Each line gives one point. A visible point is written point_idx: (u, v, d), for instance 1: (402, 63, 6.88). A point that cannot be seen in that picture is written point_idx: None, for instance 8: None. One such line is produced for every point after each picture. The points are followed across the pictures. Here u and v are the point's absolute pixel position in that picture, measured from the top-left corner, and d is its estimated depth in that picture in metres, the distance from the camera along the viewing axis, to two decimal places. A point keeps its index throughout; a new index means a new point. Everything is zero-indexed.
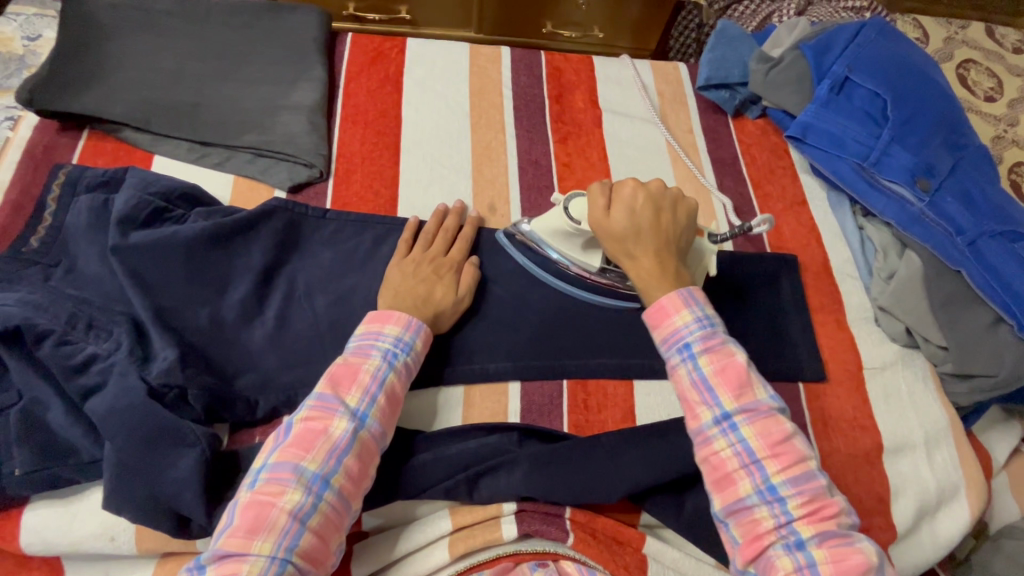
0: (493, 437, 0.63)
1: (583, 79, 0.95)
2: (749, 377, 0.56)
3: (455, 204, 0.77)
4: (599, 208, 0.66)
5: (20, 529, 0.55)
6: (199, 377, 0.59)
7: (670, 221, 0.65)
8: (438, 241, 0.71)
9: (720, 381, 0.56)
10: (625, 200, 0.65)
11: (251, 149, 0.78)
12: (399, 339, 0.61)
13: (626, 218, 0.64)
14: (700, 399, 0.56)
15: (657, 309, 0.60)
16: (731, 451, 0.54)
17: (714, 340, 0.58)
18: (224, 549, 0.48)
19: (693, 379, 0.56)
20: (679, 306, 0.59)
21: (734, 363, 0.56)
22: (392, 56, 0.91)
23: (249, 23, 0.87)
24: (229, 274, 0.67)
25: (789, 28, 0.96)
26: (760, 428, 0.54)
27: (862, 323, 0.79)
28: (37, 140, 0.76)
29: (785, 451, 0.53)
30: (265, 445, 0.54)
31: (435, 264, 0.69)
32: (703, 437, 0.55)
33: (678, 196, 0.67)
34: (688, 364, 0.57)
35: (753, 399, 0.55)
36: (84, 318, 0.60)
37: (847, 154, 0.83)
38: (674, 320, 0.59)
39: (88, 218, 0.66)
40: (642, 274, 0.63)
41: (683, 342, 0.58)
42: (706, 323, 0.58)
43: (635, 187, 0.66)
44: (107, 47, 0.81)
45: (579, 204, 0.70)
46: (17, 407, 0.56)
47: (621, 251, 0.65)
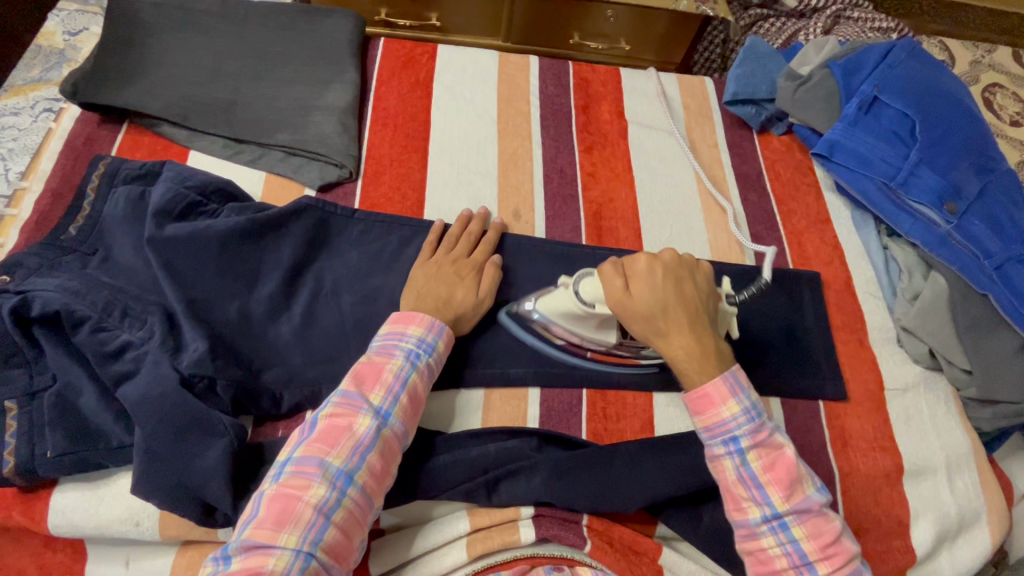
0: (513, 441, 0.63)
1: (610, 90, 0.96)
2: (799, 471, 0.56)
3: (479, 210, 0.77)
4: (616, 288, 0.61)
5: (48, 510, 0.56)
6: (228, 368, 0.60)
7: (694, 291, 0.61)
8: (461, 244, 0.72)
9: (769, 478, 0.55)
10: (644, 276, 0.61)
11: (284, 147, 0.79)
12: (422, 340, 0.61)
13: (649, 295, 0.60)
14: (748, 495, 0.56)
15: (701, 396, 0.58)
16: (779, 550, 0.54)
17: (763, 433, 0.56)
18: (252, 541, 0.48)
19: (740, 475, 0.56)
20: (726, 396, 0.57)
21: (783, 459, 0.56)
22: (423, 62, 0.93)
23: (286, 25, 0.89)
24: (259, 269, 0.68)
25: (818, 45, 0.96)
26: (810, 528, 0.54)
27: (884, 343, 0.79)
28: (79, 132, 0.78)
29: (837, 552, 0.53)
30: (291, 439, 0.55)
31: (456, 265, 0.70)
32: (749, 532, 0.56)
33: (695, 263, 0.63)
34: (735, 458, 0.56)
35: (803, 496, 0.55)
36: (120, 306, 0.61)
37: (873, 173, 0.83)
38: (720, 411, 0.57)
39: (126, 209, 0.68)
40: (676, 352, 0.60)
41: (730, 435, 0.56)
42: (753, 415, 0.57)
43: (649, 259, 0.61)
44: (150, 43, 0.83)
45: (588, 285, 0.64)
46: (51, 390, 0.57)
47: (649, 329, 0.60)
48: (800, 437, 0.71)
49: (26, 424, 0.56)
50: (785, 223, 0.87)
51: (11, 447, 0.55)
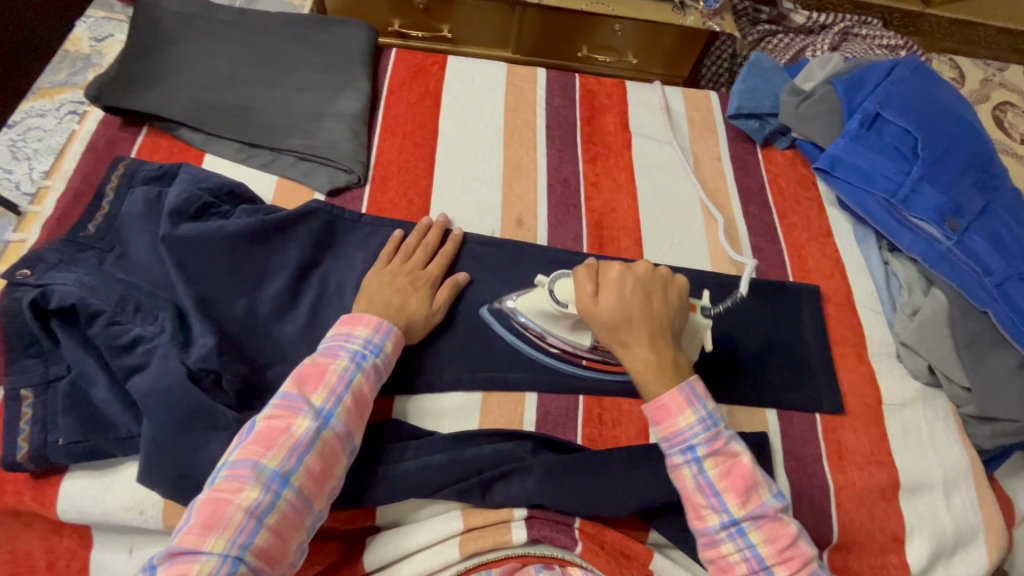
0: (508, 444, 0.64)
1: (615, 102, 0.97)
2: (755, 478, 0.57)
3: (439, 217, 0.78)
4: (587, 295, 0.63)
5: (58, 496, 0.58)
6: (234, 364, 0.62)
7: (661, 305, 0.63)
8: (417, 255, 0.73)
9: (726, 485, 0.56)
10: (613, 285, 0.63)
11: (295, 152, 0.82)
12: (369, 341, 0.63)
13: (615, 306, 0.62)
14: (706, 502, 0.57)
15: (659, 406, 0.59)
16: (739, 556, 0.55)
17: (719, 441, 0.58)
18: (178, 548, 0.48)
19: (698, 482, 0.57)
20: (682, 406, 0.59)
21: (739, 466, 0.57)
22: (433, 72, 0.95)
23: (301, 35, 0.92)
24: (267, 270, 0.70)
25: (822, 63, 0.98)
26: (767, 533, 0.55)
27: (883, 358, 0.79)
28: (101, 134, 0.81)
29: (793, 556, 0.54)
30: (230, 443, 0.56)
31: (411, 276, 0.71)
32: (710, 540, 0.56)
33: (667, 278, 0.65)
34: (692, 466, 0.57)
35: (760, 501, 0.57)
36: (133, 302, 0.63)
37: (875, 189, 0.84)
38: (677, 421, 0.58)
39: (143, 209, 0.71)
40: (636, 362, 0.62)
41: (687, 444, 0.58)
42: (709, 423, 0.58)
43: (621, 270, 0.64)
44: (171, 51, 0.86)
45: (564, 285, 0.66)
46: (65, 380, 0.59)
47: (613, 338, 0.63)
48: (796, 449, 0.71)
49: (41, 413, 0.58)
50: (786, 236, 0.88)
51: (26, 433, 0.57)
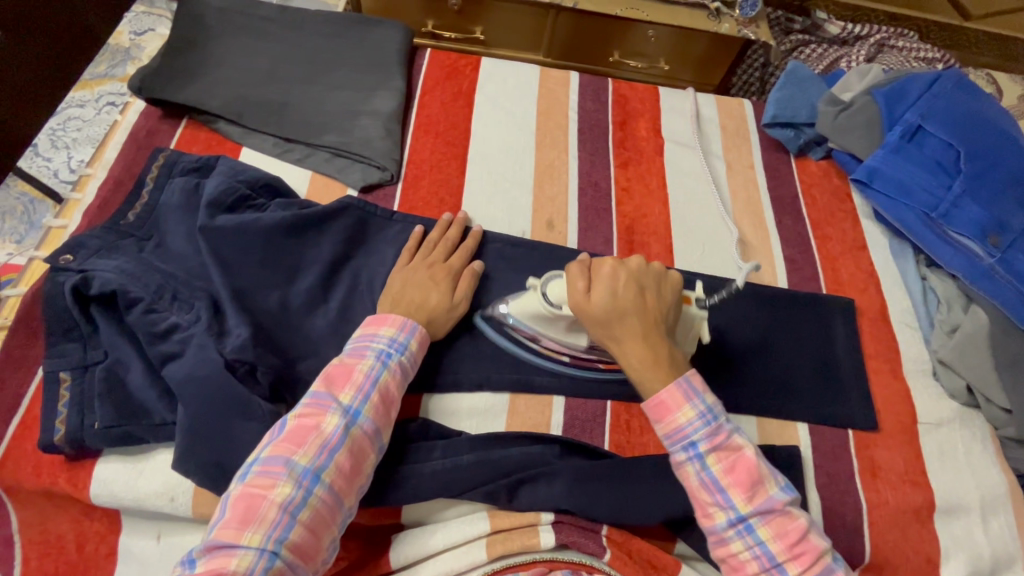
0: (536, 447, 0.64)
1: (648, 108, 0.97)
2: (760, 471, 0.55)
3: (459, 214, 0.78)
4: (578, 291, 0.62)
5: (91, 479, 0.58)
6: (268, 356, 0.62)
7: (654, 301, 0.62)
8: (438, 249, 0.73)
9: (732, 481, 0.55)
10: (606, 281, 0.62)
11: (330, 148, 0.83)
12: (394, 339, 0.62)
13: (607, 301, 0.60)
14: (713, 500, 0.55)
15: (657, 403, 0.57)
16: (749, 554, 0.54)
17: (720, 435, 0.56)
18: (217, 541, 0.49)
19: (703, 480, 0.55)
20: (681, 402, 0.57)
21: (743, 461, 0.55)
22: (466, 73, 0.96)
23: (339, 33, 0.93)
24: (300, 263, 0.70)
25: (861, 73, 0.96)
26: (776, 528, 0.54)
27: (918, 375, 0.77)
28: (142, 124, 0.82)
29: (804, 551, 0.53)
30: (261, 439, 0.56)
31: (431, 270, 0.70)
32: (719, 538, 0.55)
33: (660, 272, 0.64)
34: (696, 463, 0.56)
35: (766, 495, 0.55)
36: (170, 291, 0.64)
37: (913, 202, 0.82)
38: (677, 417, 0.57)
39: (181, 200, 0.72)
40: (631, 359, 0.60)
41: (689, 441, 0.56)
42: (709, 418, 0.56)
43: (614, 265, 0.62)
44: (212, 45, 0.87)
45: (556, 286, 0.66)
46: (102, 365, 0.60)
47: (608, 335, 0.61)
48: (827, 464, 0.70)
49: (78, 396, 0.59)
50: (820, 247, 0.86)
51: (64, 416, 0.58)
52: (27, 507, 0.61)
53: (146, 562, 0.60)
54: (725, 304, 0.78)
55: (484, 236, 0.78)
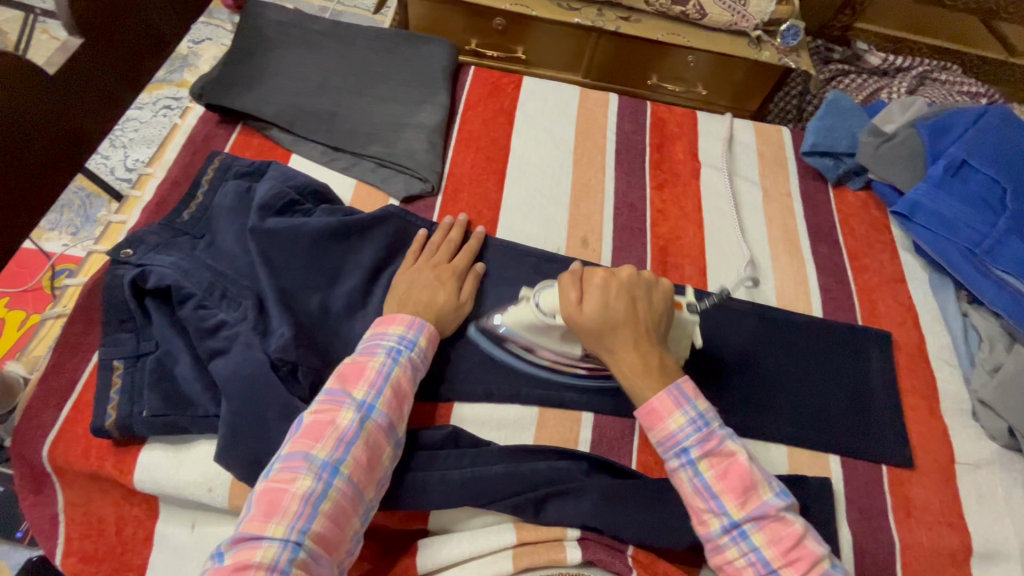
0: (564, 462, 0.64)
1: (686, 131, 0.98)
2: (753, 477, 0.56)
3: (460, 217, 0.80)
4: (570, 302, 0.62)
5: (136, 464, 0.60)
6: (309, 356, 0.64)
7: (645, 311, 0.63)
8: (442, 251, 0.75)
9: (724, 487, 0.55)
10: (597, 292, 0.62)
11: (375, 158, 0.86)
12: (404, 337, 0.64)
13: (598, 313, 0.61)
14: (706, 506, 0.56)
15: (648, 410, 0.59)
16: (744, 560, 0.54)
17: (712, 441, 0.57)
18: (244, 534, 0.50)
19: (696, 486, 0.56)
20: (671, 409, 0.58)
21: (735, 466, 0.56)
22: (508, 91, 0.98)
23: (388, 48, 0.97)
24: (343, 268, 0.73)
25: (904, 106, 0.96)
26: (770, 533, 0.54)
27: (956, 414, 0.75)
28: (200, 129, 0.86)
29: (800, 557, 0.53)
30: (284, 438, 0.57)
31: (436, 270, 0.72)
32: (715, 544, 0.55)
33: (650, 280, 0.65)
34: (688, 470, 0.57)
35: (759, 501, 0.55)
36: (220, 289, 0.67)
37: (956, 237, 0.81)
38: (668, 424, 0.58)
39: (234, 202, 0.75)
40: (624, 368, 0.61)
41: (681, 447, 0.57)
42: (701, 424, 0.58)
43: (605, 275, 0.63)
44: (269, 56, 0.92)
45: (549, 295, 0.66)
46: (154, 356, 0.63)
47: (599, 345, 0.62)
48: (860, 500, 0.68)
49: (129, 384, 0.62)
50: (856, 278, 0.86)
51: (115, 402, 0.61)
52: (73, 488, 0.63)
53: (180, 550, 0.62)
54: (761, 330, 0.77)
55: (521, 250, 0.80)
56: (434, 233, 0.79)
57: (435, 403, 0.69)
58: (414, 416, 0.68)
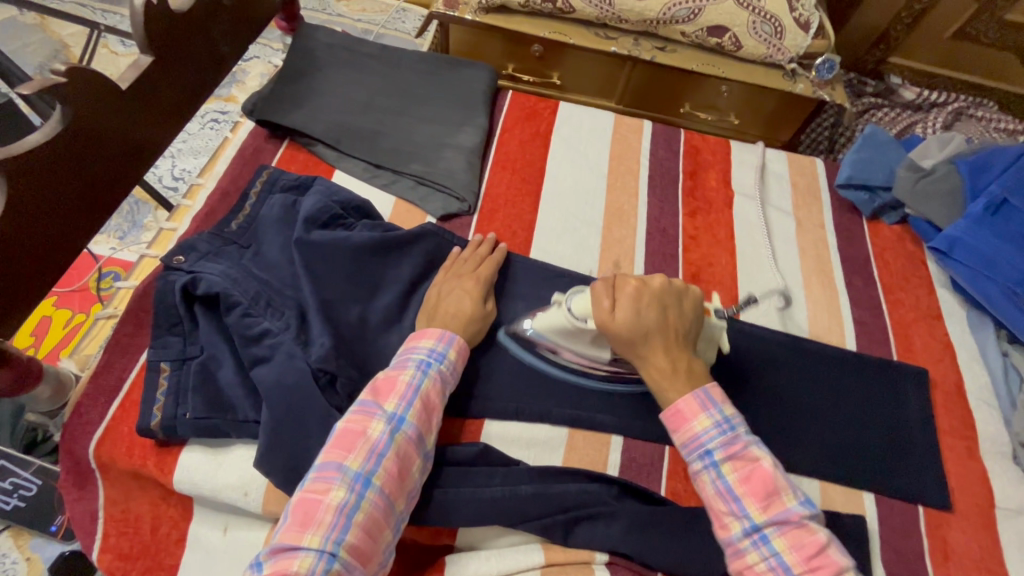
0: (594, 485, 0.64)
1: (719, 160, 0.99)
2: (777, 483, 0.57)
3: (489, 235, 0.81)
4: (603, 309, 0.63)
5: (176, 465, 0.62)
6: (348, 367, 0.66)
7: (676, 318, 0.64)
8: (468, 265, 0.76)
9: (746, 490, 0.56)
10: (631, 302, 0.63)
11: (414, 176, 0.88)
12: (434, 350, 0.65)
13: (632, 321, 0.62)
14: (728, 508, 0.56)
15: (674, 412, 0.61)
16: (766, 565, 0.54)
17: (736, 445, 0.58)
18: (281, 544, 0.51)
19: (718, 488, 0.57)
20: (697, 411, 0.60)
21: (760, 471, 0.57)
22: (545, 116, 1.01)
23: (431, 72, 1.01)
24: (383, 282, 0.75)
25: (942, 142, 0.96)
26: (792, 539, 0.54)
27: (996, 457, 0.73)
28: (250, 143, 0.90)
29: (823, 564, 0.53)
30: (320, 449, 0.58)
31: (462, 283, 0.73)
32: (735, 549, 0.56)
33: (681, 289, 0.66)
34: (711, 472, 0.58)
35: (782, 507, 0.56)
36: (265, 298, 0.69)
37: (997, 276, 0.80)
38: (693, 426, 0.60)
39: (280, 214, 0.77)
40: (654, 374, 0.63)
41: (704, 449, 0.59)
42: (726, 427, 0.59)
43: (638, 285, 0.64)
44: (318, 75, 0.95)
45: (579, 301, 0.67)
46: (198, 360, 0.65)
47: (630, 351, 0.64)
48: (896, 541, 0.66)
49: (175, 386, 0.64)
50: (891, 312, 0.85)
51: (160, 403, 0.63)
52: (113, 486, 0.65)
53: (210, 552, 0.63)
54: (794, 360, 0.77)
55: (554, 271, 0.81)
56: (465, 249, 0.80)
57: (464, 419, 0.70)
58: (444, 431, 0.69)
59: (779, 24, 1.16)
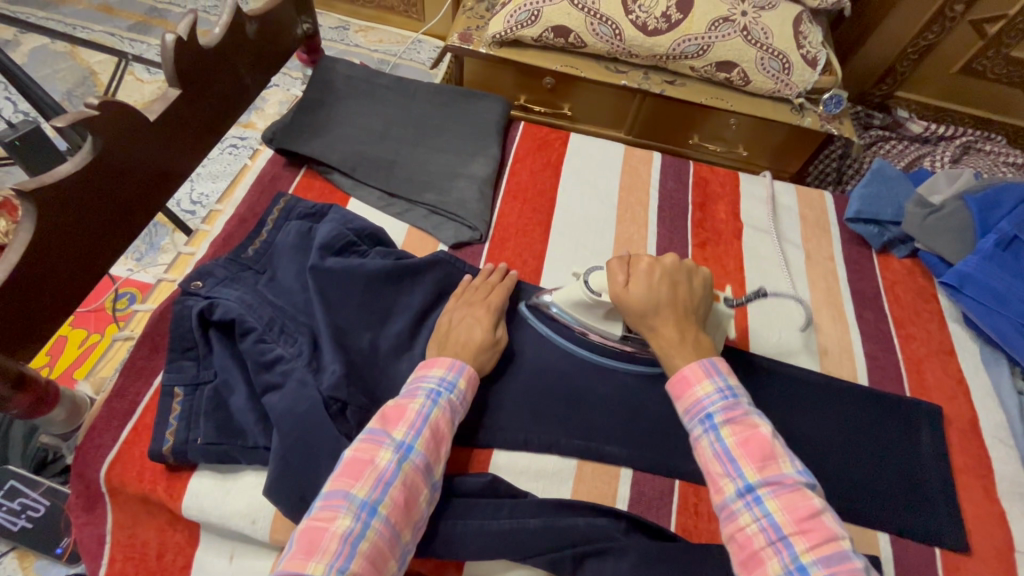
0: (603, 519, 0.63)
1: (728, 192, 1.00)
2: (775, 448, 0.55)
3: (501, 265, 0.82)
4: (618, 283, 0.68)
5: (185, 490, 0.62)
6: (358, 395, 0.67)
7: (686, 293, 0.68)
8: (479, 292, 0.77)
9: (743, 452, 0.55)
10: (644, 275, 0.68)
11: (428, 206, 0.90)
12: (443, 379, 0.65)
13: (644, 293, 0.66)
14: (723, 471, 0.55)
15: (679, 378, 0.62)
16: (756, 526, 0.52)
17: (737, 410, 0.58)
18: (285, 572, 0.50)
19: (716, 450, 0.56)
20: (701, 376, 0.61)
21: (758, 436, 0.56)
22: (556, 146, 1.03)
23: (446, 103, 1.03)
24: (394, 310, 0.75)
25: (950, 177, 0.97)
26: (786, 502, 0.52)
27: (1014, 498, 0.72)
28: (268, 170, 0.92)
29: (814, 528, 0.51)
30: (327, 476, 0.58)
31: (475, 310, 0.74)
32: (728, 511, 0.54)
33: (690, 268, 0.70)
34: (710, 435, 0.57)
35: (779, 471, 0.54)
36: (278, 325, 0.70)
37: (1010, 312, 0.80)
38: (696, 390, 0.60)
39: (295, 240, 0.79)
40: (664, 343, 0.65)
41: (705, 412, 0.59)
42: (728, 394, 0.59)
43: (652, 262, 0.69)
44: (336, 105, 0.98)
45: (597, 277, 0.73)
46: (212, 385, 0.66)
47: (642, 323, 0.67)
48: None
49: (187, 411, 0.65)
50: (903, 347, 0.84)
51: (173, 428, 0.63)
52: (121, 510, 0.65)
53: None
54: (804, 394, 0.76)
55: None
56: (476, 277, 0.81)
57: (473, 449, 0.69)
58: (452, 461, 0.69)
59: (786, 60, 1.18)
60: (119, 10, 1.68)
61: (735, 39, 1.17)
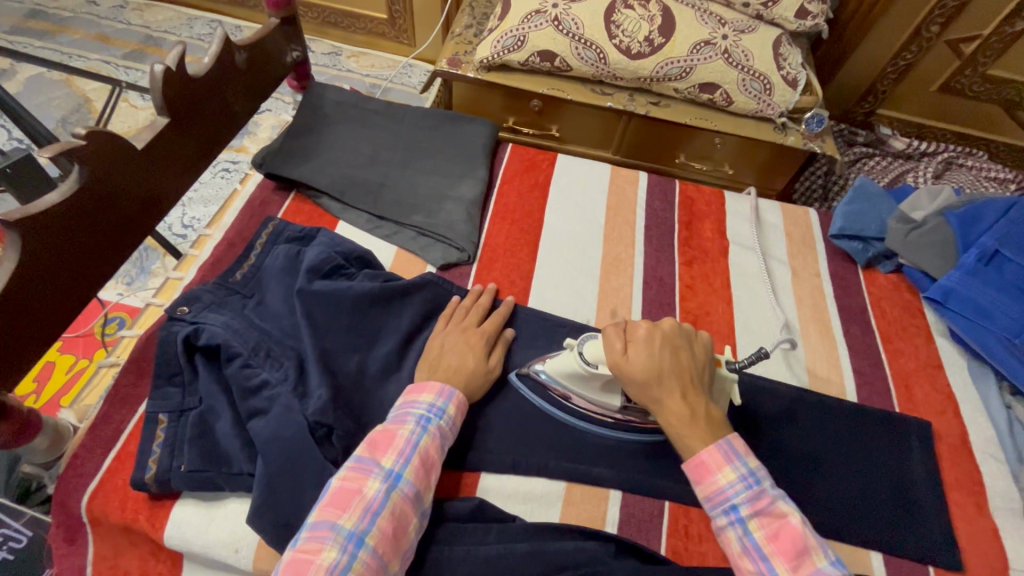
0: (591, 543, 0.62)
1: (713, 210, 1.01)
2: (806, 541, 0.54)
3: (489, 287, 0.82)
4: (616, 350, 0.64)
5: (168, 520, 0.61)
6: (344, 419, 0.66)
7: (688, 359, 0.64)
8: (471, 314, 0.77)
9: (774, 549, 0.54)
10: (643, 342, 0.64)
11: (416, 228, 0.91)
12: (433, 405, 0.65)
13: (646, 362, 0.63)
14: (755, 567, 0.54)
15: (698, 463, 0.59)
16: None
17: (763, 500, 0.56)
18: None
19: (745, 545, 0.55)
20: (721, 463, 0.58)
21: (788, 528, 0.55)
22: (543, 167, 1.04)
23: (435, 127, 1.05)
24: (382, 331, 0.76)
25: (931, 194, 0.98)
26: None
27: (1007, 515, 0.71)
28: (258, 195, 0.93)
29: None
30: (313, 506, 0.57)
31: (467, 335, 0.74)
32: None
33: (690, 333, 0.67)
34: (737, 528, 0.56)
35: (813, 567, 0.53)
36: (265, 349, 0.70)
37: (995, 326, 0.81)
38: (717, 479, 0.58)
39: (284, 263, 0.79)
40: (674, 420, 0.61)
41: (730, 503, 0.57)
42: (752, 481, 0.57)
43: (650, 327, 0.65)
44: (325, 130, 0.99)
45: (591, 346, 0.69)
46: (196, 411, 0.66)
47: (647, 396, 0.63)
48: None
49: (171, 438, 0.64)
50: (891, 362, 0.84)
51: (156, 456, 0.63)
52: (102, 541, 0.64)
53: None
54: (794, 412, 0.76)
55: (551, 320, 0.82)
56: (463, 298, 0.82)
57: (461, 472, 0.69)
58: (440, 485, 0.68)
59: (767, 81, 1.21)
60: (115, 39, 1.71)
61: (717, 61, 1.19)
